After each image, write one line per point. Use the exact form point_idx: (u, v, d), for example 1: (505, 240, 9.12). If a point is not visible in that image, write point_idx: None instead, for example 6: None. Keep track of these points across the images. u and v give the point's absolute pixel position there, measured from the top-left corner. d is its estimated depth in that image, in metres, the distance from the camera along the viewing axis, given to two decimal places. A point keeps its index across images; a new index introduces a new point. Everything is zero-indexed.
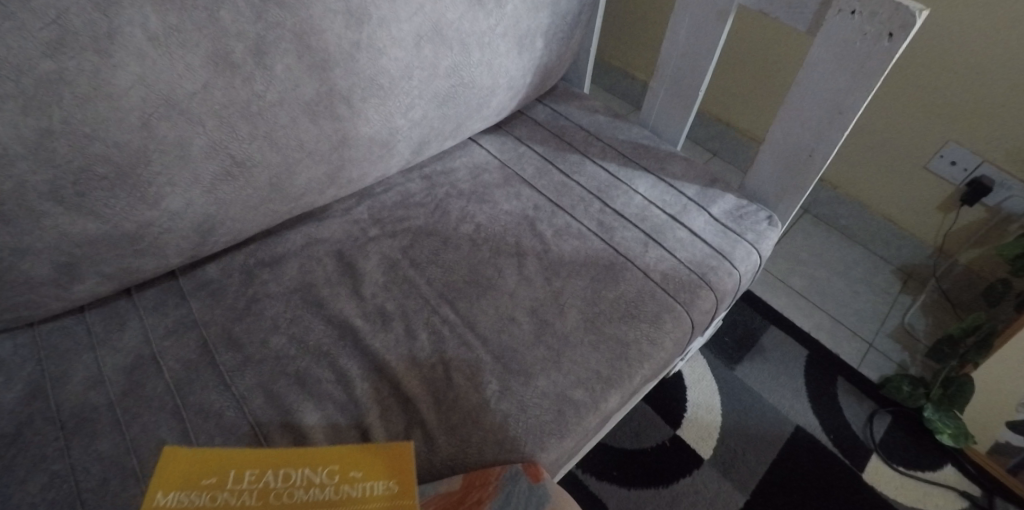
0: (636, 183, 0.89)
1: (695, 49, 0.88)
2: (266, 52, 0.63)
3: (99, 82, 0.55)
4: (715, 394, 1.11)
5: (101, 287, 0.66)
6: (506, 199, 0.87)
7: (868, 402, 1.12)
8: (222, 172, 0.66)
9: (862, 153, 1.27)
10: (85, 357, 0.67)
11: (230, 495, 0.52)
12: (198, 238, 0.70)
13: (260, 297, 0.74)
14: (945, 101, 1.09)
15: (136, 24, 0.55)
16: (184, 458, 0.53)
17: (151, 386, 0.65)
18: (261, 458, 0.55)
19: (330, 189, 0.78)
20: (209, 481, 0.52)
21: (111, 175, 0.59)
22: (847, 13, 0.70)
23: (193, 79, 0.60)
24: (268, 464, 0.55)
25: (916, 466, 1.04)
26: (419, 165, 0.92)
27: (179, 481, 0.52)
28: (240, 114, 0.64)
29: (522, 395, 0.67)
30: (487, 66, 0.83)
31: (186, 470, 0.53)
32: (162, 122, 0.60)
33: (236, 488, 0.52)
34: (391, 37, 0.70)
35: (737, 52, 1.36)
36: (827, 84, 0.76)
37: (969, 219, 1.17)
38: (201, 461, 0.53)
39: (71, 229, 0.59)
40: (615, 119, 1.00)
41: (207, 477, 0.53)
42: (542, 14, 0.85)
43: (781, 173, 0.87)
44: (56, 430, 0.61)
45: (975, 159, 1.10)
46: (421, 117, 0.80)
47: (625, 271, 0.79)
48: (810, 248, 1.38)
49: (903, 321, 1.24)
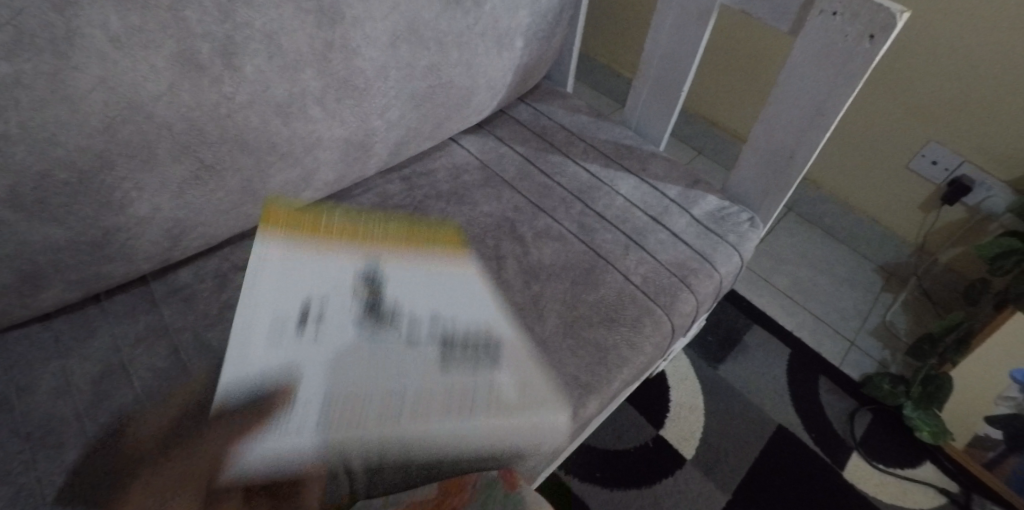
0: (618, 184, 0.88)
1: (677, 49, 0.87)
2: (234, 53, 0.61)
3: (58, 85, 0.53)
4: (699, 393, 1.12)
5: (67, 294, 0.65)
6: (486, 200, 0.86)
7: (849, 400, 1.13)
8: (192, 176, 0.64)
9: (845, 152, 1.27)
10: (53, 365, 0.65)
11: (337, 248, 0.75)
12: (169, 243, 0.68)
13: (234, 302, 0.73)
14: (927, 102, 1.09)
15: (97, 24, 0.53)
16: (293, 207, 0.76)
17: (121, 395, 0.64)
18: (351, 234, 0.79)
19: (305, 192, 0.76)
20: (317, 235, 0.76)
21: (74, 181, 0.57)
22: (828, 14, 0.69)
23: (159, 81, 0.58)
24: (357, 238, 0.78)
25: (895, 464, 1.05)
26: (399, 166, 0.91)
27: (286, 224, 0.75)
28: (209, 116, 0.62)
29: (500, 401, 0.66)
30: (466, 65, 0.82)
31: (297, 217, 0.76)
32: (127, 126, 0.58)
33: (339, 245, 0.76)
34: (365, 37, 0.69)
35: (720, 49, 1.35)
36: (808, 85, 0.75)
37: (950, 218, 1.18)
38: (295, 213, 0.76)
39: (33, 236, 0.58)
40: (597, 119, 0.99)
41: (306, 230, 0.76)
42: (522, 13, 0.84)
43: (762, 174, 0.87)
44: (22, 441, 0.60)
45: (955, 158, 1.10)
46: (399, 118, 0.79)
47: (606, 274, 0.78)
48: (794, 246, 1.38)
49: (884, 319, 1.25)
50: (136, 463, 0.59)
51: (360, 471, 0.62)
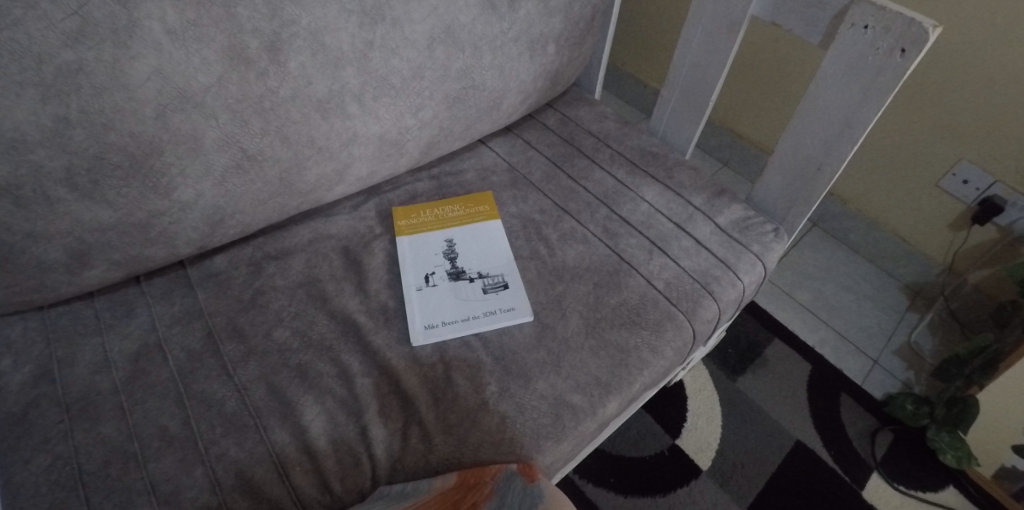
0: (644, 190, 0.89)
1: (706, 60, 0.88)
2: (280, 49, 0.64)
3: (117, 73, 0.57)
4: (716, 405, 1.11)
5: (111, 273, 0.68)
6: (513, 202, 0.88)
7: (871, 419, 1.11)
8: (233, 165, 0.67)
9: (873, 167, 1.26)
10: (93, 341, 0.68)
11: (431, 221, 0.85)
12: (208, 230, 0.71)
13: (266, 290, 0.75)
14: (959, 120, 1.08)
15: (154, 17, 0.57)
16: (399, 216, 0.85)
17: (156, 373, 0.66)
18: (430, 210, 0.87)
19: (339, 186, 0.79)
20: (417, 219, 0.85)
21: (125, 164, 0.61)
22: (860, 27, 0.70)
23: (209, 73, 0.61)
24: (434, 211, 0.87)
25: (917, 486, 1.03)
26: (428, 166, 0.93)
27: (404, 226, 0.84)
28: (253, 109, 0.65)
29: (521, 396, 0.68)
30: (498, 69, 0.84)
31: (406, 219, 0.85)
32: (176, 114, 0.61)
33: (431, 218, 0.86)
34: (404, 38, 0.72)
35: (749, 61, 1.36)
36: (837, 97, 0.76)
37: (981, 239, 1.16)
38: (401, 220, 0.85)
39: (83, 215, 0.61)
40: (624, 126, 1.00)
41: (410, 218, 0.85)
42: (555, 19, 0.86)
43: (789, 186, 0.87)
44: (62, 412, 0.62)
45: (988, 178, 1.09)
46: (431, 118, 0.81)
47: (629, 278, 0.79)
48: (817, 261, 1.37)
49: (909, 339, 1.23)
50: (169, 439, 0.62)
51: (383, 457, 0.64)
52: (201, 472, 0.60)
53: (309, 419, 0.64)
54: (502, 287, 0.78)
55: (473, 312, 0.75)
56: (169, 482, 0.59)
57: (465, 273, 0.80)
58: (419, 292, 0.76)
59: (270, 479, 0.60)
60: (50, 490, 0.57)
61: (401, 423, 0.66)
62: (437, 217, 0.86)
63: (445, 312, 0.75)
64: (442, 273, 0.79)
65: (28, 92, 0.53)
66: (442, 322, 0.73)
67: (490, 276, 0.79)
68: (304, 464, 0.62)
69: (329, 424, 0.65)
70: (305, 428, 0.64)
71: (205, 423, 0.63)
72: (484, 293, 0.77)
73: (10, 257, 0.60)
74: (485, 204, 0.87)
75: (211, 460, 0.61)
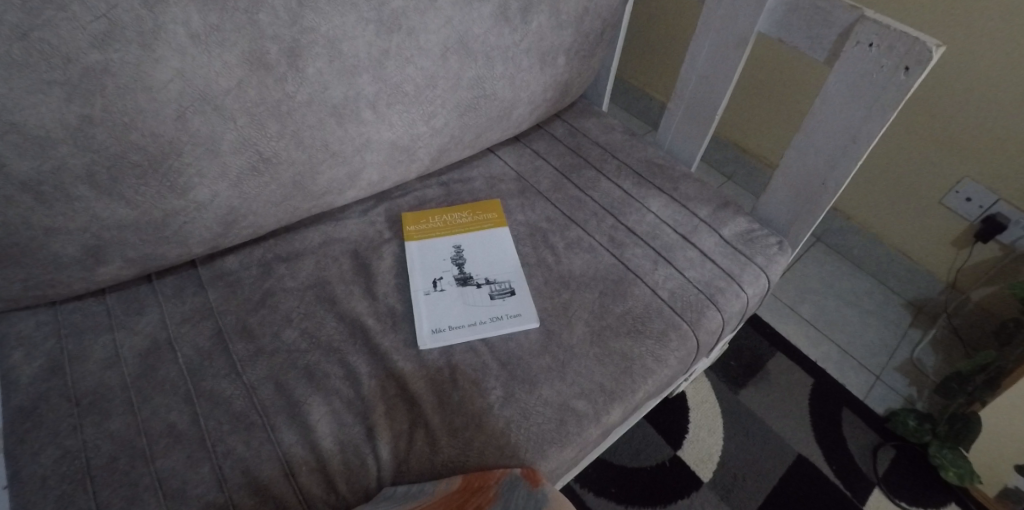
0: (649, 201, 0.90)
1: (712, 75, 0.90)
2: (299, 55, 0.66)
3: (141, 75, 0.58)
4: (717, 417, 1.11)
5: (125, 270, 0.69)
6: (521, 210, 0.89)
7: (873, 434, 1.11)
8: (249, 167, 0.69)
9: (876, 183, 1.28)
10: (104, 337, 0.69)
11: (438, 226, 0.87)
12: (221, 230, 0.72)
13: (276, 291, 0.76)
14: (962, 138, 1.09)
15: (180, 21, 0.58)
16: (408, 220, 0.86)
17: (165, 370, 0.67)
18: (437, 214, 0.88)
19: (350, 190, 0.80)
20: (426, 224, 0.86)
21: (144, 163, 0.62)
22: (865, 45, 0.71)
23: (229, 77, 0.63)
24: (442, 216, 0.88)
25: (919, 503, 1.03)
26: (437, 173, 0.95)
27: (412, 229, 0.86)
28: (271, 112, 0.67)
29: (526, 402, 0.68)
30: (509, 79, 0.85)
31: (415, 223, 0.86)
32: (196, 115, 0.63)
33: (438, 222, 0.87)
34: (419, 46, 0.73)
35: (755, 77, 1.38)
36: (841, 113, 0.77)
37: (983, 256, 1.17)
38: (410, 223, 0.86)
39: (102, 213, 0.62)
40: (631, 138, 1.02)
41: (418, 222, 0.86)
42: (566, 32, 0.88)
43: (793, 201, 0.88)
44: (71, 406, 0.63)
45: (990, 196, 1.10)
46: (443, 125, 0.83)
47: (634, 287, 0.80)
48: (820, 277, 1.38)
49: (912, 356, 1.23)
50: (176, 436, 0.62)
51: (388, 458, 0.64)
52: (208, 469, 0.60)
53: (315, 419, 0.65)
54: (508, 293, 0.79)
55: (480, 317, 0.76)
56: (177, 479, 0.59)
57: (472, 280, 0.81)
58: (427, 296, 0.77)
59: (277, 478, 0.61)
60: (58, 484, 0.57)
61: (406, 426, 0.66)
62: (445, 223, 0.87)
63: (452, 317, 0.75)
64: (450, 278, 0.80)
65: (54, 90, 0.55)
66: (448, 327, 0.74)
67: (497, 283, 0.80)
68: (310, 464, 0.62)
69: (336, 425, 0.65)
70: (311, 428, 0.64)
71: (213, 420, 0.63)
72: (490, 299, 0.78)
73: (29, 253, 0.61)
74: (492, 212, 0.89)
75: (218, 457, 0.61)
